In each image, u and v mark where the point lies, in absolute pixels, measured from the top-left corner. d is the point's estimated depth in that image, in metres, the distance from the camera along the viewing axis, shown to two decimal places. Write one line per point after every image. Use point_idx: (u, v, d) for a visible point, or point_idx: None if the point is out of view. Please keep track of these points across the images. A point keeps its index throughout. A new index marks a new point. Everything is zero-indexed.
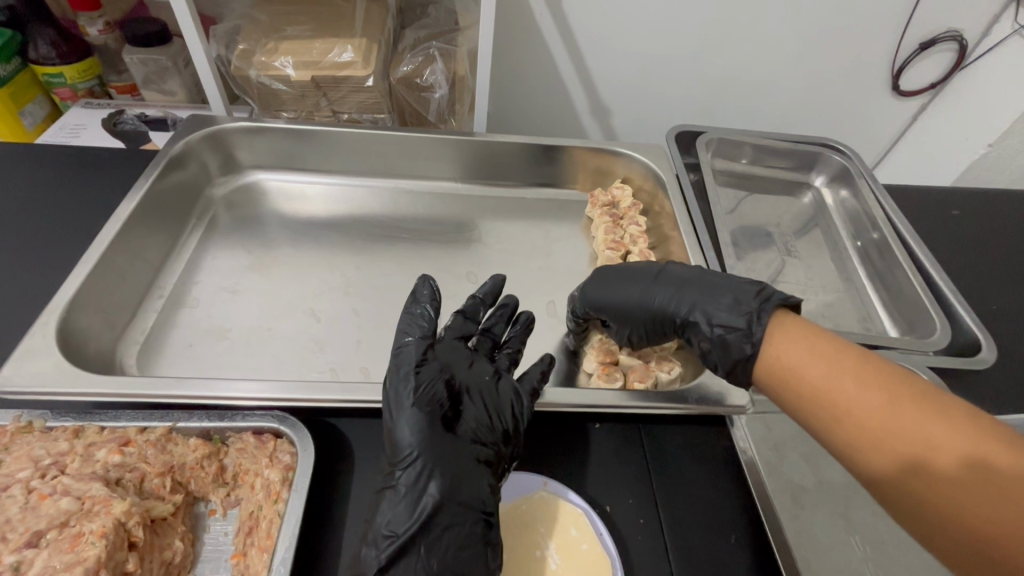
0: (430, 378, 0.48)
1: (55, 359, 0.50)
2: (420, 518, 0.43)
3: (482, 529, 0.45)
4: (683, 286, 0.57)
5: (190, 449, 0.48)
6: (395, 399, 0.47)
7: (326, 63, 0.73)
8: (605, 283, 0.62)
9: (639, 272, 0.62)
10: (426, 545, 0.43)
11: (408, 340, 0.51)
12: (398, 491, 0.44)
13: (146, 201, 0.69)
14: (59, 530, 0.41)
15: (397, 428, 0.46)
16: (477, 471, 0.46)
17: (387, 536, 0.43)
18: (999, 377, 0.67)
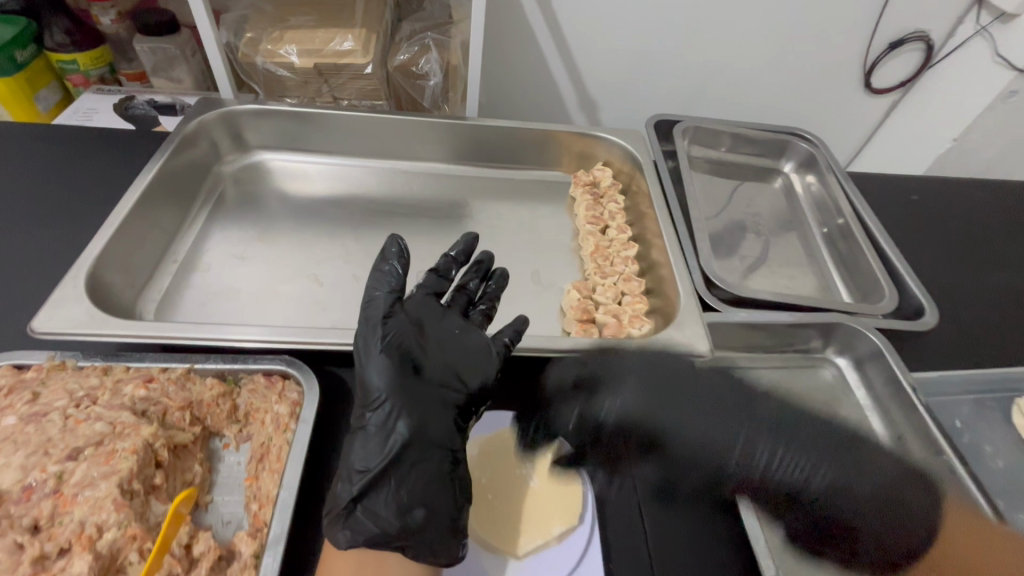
0: (398, 330, 0.52)
1: (84, 307, 0.54)
2: (388, 454, 0.46)
3: (449, 466, 0.48)
4: (749, 414, 0.56)
5: (207, 388, 0.54)
6: (364, 347, 0.51)
7: (328, 51, 0.79)
8: (680, 411, 0.55)
9: (703, 391, 0.57)
10: (396, 478, 0.46)
11: (376, 294, 0.54)
12: (369, 431, 0.48)
13: (163, 173, 0.74)
14: (95, 448, 0.46)
15: (367, 374, 0.50)
16: (441, 413, 0.50)
17: (359, 472, 0.46)
18: (941, 340, 0.74)
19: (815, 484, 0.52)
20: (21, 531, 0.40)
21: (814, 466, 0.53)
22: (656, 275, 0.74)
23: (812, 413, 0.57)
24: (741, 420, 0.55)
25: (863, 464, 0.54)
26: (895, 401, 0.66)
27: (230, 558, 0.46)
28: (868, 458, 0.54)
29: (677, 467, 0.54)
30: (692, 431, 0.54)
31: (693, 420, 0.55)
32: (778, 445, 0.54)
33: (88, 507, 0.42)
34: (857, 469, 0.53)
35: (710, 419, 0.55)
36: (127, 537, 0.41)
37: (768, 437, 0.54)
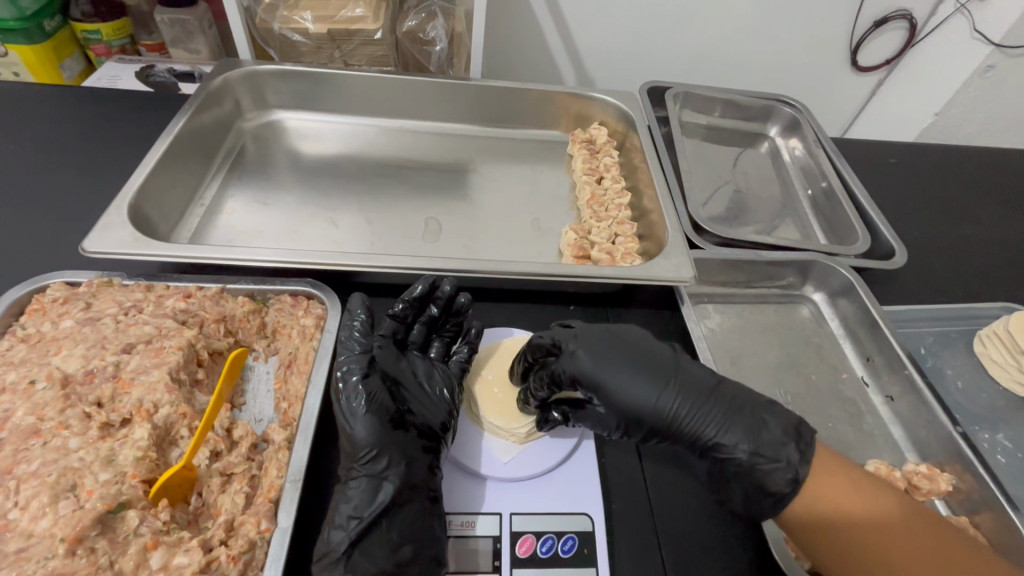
0: (375, 386, 0.52)
1: (128, 231, 0.61)
2: (381, 502, 0.46)
3: (431, 504, 0.48)
4: (682, 388, 0.52)
5: (239, 305, 0.59)
6: (347, 410, 0.50)
7: (340, 17, 0.84)
8: (611, 364, 0.53)
9: (648, 358, 0.54)
10: (388, 521, 0.47)
11: (344, 359, 0.53)
12: (360, 481, 0.48)
13: (191, 125, 0.80)
14: (145, 344, 0.52)
15: (352, 432, 0.49)
16: (424, 458, 0.50)
17: (349, 520, 0.46)
18: (908, 281, 0.80)
19: (723, 452, 0.51)
20: (88, 405, 0.47)
21: (714, 430, 0.51)
22: (647, 220, 0.80)
23: (736, 390, 0.53)
24: (695, 399, 0.52)
25: (761, 425, 0.51)
26: (865, 330, 0.72)
27: (266, 445, 0.51)
28: (764, 423, 0.50)
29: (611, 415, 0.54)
30: (641, 401, 0.52)
31: (629, 381, 0.53)
32: (707, 421, 0.51)
33: (144, 389, 0.48)
34: (776, 457, 0.49)
35: (662, 397, 0.52)
36: (179, 414, 0.48)
37: (702, 411, 0.51)
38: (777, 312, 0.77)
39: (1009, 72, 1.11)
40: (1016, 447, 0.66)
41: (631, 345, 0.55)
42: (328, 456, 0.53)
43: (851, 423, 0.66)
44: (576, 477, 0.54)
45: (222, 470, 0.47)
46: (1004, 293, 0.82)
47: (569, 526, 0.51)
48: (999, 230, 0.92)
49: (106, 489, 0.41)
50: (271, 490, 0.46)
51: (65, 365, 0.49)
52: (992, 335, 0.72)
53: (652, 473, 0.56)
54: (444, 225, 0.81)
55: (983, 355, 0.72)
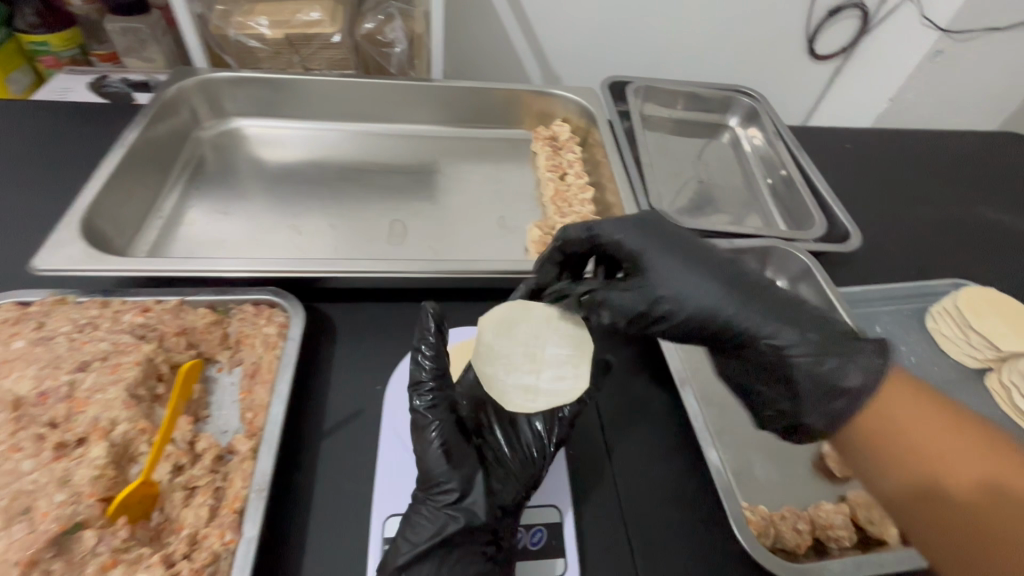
0: (446, 414, 0.50)
1: (80, 247, 0.59)
2: (442, 539, 0.46)
3: (491, 548, 0.47)
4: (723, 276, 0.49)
5: (200, 316, 0.58)
6: (421, 436, 0.49)
7: (297, 22, 0.84)
8: (660, 249, 0.50)
9: (707, 254, 0.51)
10: (442, 557, 0.46)
11: (421, 378, 0.52)
12: (426, 512, 0.47)
13: (145, 136, 0.78)
14: (101, 361, 0.51)
15: (427, 461, 0.48)
16: (502, 497, 0.49)
17: (408, 548, 0.46)
18: (862, 263, 0.82)
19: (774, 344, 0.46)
20: (42, 426, 0.46)
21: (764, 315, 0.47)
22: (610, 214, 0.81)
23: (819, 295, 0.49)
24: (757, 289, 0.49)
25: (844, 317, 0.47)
26: None
27: (231, 456, 0.50)
28: (828, 325, 0.46)
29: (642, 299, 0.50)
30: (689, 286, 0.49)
31: (676, 268, 0.49)
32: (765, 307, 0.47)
33: (100, 407, 0.47)
34: (847, 352, 0.44)
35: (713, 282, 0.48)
36: (138, 430, 0.47)
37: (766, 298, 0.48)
38: None
39: (956, 56, 1.14)
40: None
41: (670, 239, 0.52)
42: (296, 464, 0.53)
43: None
44: (544, 472, 0.55)
45: (185, 484, 0.47)
46: (954, 270, 0.85)
47: (537, 519, 0.51)
48: (949, 210, 0.95)
49: (61, 510, 0.41)
50: (236, 501, 0.46)
51: (17, 387, 0.48)
52: (943, 311, 0.75)
53: (620, 464, 0.57)
54: (410, 227, 0.81)
55: (935, 331, 0.75)
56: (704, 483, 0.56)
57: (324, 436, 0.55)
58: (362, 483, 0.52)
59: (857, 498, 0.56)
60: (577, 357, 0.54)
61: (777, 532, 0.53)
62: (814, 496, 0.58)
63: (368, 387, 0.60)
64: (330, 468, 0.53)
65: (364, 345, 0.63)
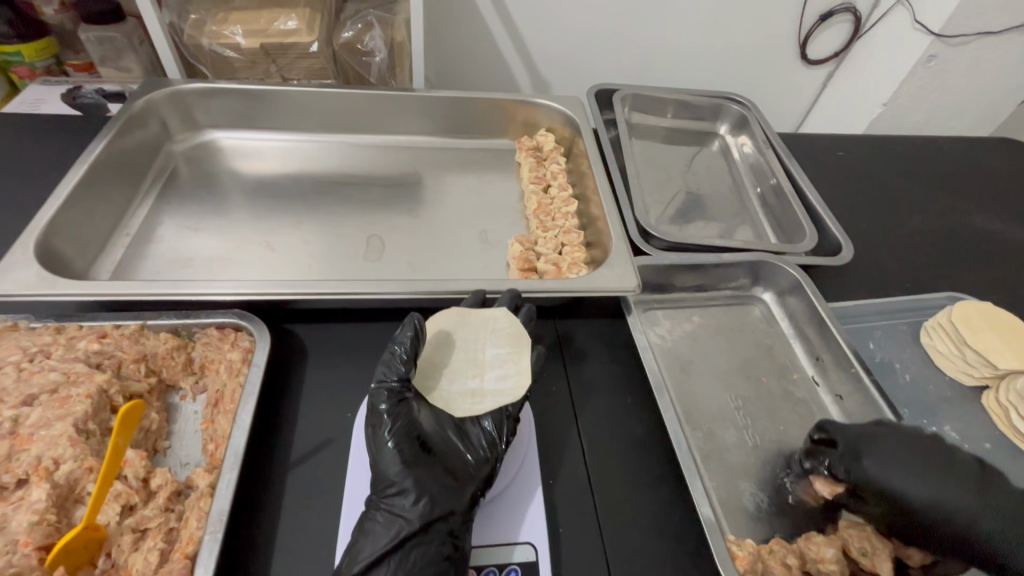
0: (399, 414, 0.50)
1: (34, 270, 0.57)
2: (397, 538, 0.44)
3: (450, 549, 0.45)
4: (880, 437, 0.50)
5: (161, 342, 0.55)
6: (373, 436, 0.49)
7: (272, 31, 0.81)
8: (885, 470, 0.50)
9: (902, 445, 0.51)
10: (399, 561, 0.44)
11: (380, 382, 0.53)
12: (380, 514, 0.46)
13: (112, 150, 0.76)
14: (50, 394, 0.48)
15: (379, 462, 0.48)
16: (451, 496, 0.47)
17: (365, 552, 0.44)
18: (853, 275, 0.80)
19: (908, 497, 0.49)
20: None
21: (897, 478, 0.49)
22: (594, 227, 0.78)
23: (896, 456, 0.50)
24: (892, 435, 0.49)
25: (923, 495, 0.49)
26: (814, 328, 0.71)
27: (190, 492, 0.48)
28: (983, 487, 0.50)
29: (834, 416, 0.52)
30: (900, 476, 0.50)
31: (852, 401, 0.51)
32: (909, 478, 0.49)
33: (44, 444, 0.44)
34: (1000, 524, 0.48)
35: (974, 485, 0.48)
36: (84, 469, 0.44)
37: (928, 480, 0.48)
38: (728, 313, 0.76)
39: (949, 61, 1.12)
40: (963, 438, 0.66)
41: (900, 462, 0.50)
42: (257, 501, 0.50)
43: (803, 424, 0.65)
44: (518, 505, 0.52)
45: (134, 526, 0.44)
46: (948, 282, 0.83)
47: (510, 558, 0.48)
48: (943, 219, 0.93)
49: None
50: (189, 545, 0.43)
51: None
52: (937, 326, 0.73)
53: (602, 495, 0.54)
54: (387, 242, 0.78)
55: (929, 347, 0.73)
56: (688, 514, 0.54)
57: (289, 469, 0.52)
58: (326, 519, 0.50)
59: (850, 529, 0.53)
60: (515, 357, 0.59)
61: (765, 566, 0.50)
62: (806, 524, 0.56)
63: (337, 414, 0.57)
64: (294, 503, 0.50)
65: (335, 368, 0.61)
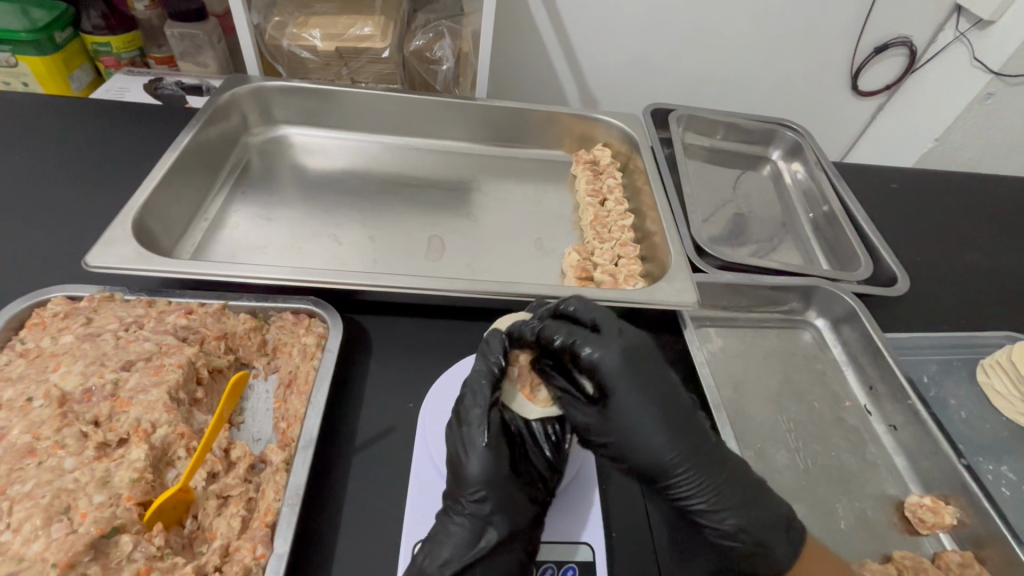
0: (495, 421, 0.50)
1: (132, 247, 0.61)
2: (486, 546, 0.46)
3: (527, 556, 0.47)
4: (690, 441, 0.50)
5: (240, 322, 0.58)
6: (467, 438, 0.49)
7: (348, 36, 0.85)
8: (690, 477, 0.49)
9: (676, 442, 0.50)
10: (485, 565, 0.46)
11: (472, 389, 0.51)
12: (466, 518, 0.47)
13: (198, 140, 0.81)
14: (145, 361, 0.52)
15: (467, 465, 0.48)
16: (534, 506, 0.49)
17: (445, 553, 0.45)
18: (907, 307, 0.80)
19: (716, 520, 0.49)
20: (85, 424, 0.46)
21: (711, 494, 0.49)
22: (650, 243, 0.80)
23: (742, 463, 0.51)
24: (638, 430, 0.50)
25: (760, 514, 0.49)
26: (868, 357, 0.72)
27: (263, 466, 0.50)
28: (725, 491, 0.49)
29: (611, 430, 0.50)
30: (713, 487, 0.49)
31: (635, 412, 0.50)
32: (726, 500, 0.49)
33: (142, 408, 0.48)
34: (738, 507, 0.49)
35: (728, 491, 0.49)
36: (177, 434, 0.47)
37: (710, 479, 0.49)
38: (780, 337, 0.77)
39: (1008, 100, 1.10)
40: (1020, 480, 0.65)
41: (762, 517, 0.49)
42: (326, 481, 0.52)
43: (854, 451, 0.65)
44: (576, 506, 0.53)
45: (218, 492, 0.47)
46: (1004, 321, 0.81)
47: (568, 556, 0.49)
48: (998, 258, 0.91)
49: (100, 512, 0.41)
50: (268, 514, 0.45)
51: (63, 382, 0.49)
52: (995, 364, 0.72)
53: (653, 504, 0.55)
54: (446, 244, 0.81)
55: (986, 386, 0.73)
56: None
57: (356, 451, 0.55)
58: (393, 504, 0.51)
59: (905, 560, 0.54)
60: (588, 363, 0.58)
61: None
62: (857, 552, 0.56)
63: (400, 404, 0.59)
64: (358, 486, 0.52)
65: (400, 359, 0.63)
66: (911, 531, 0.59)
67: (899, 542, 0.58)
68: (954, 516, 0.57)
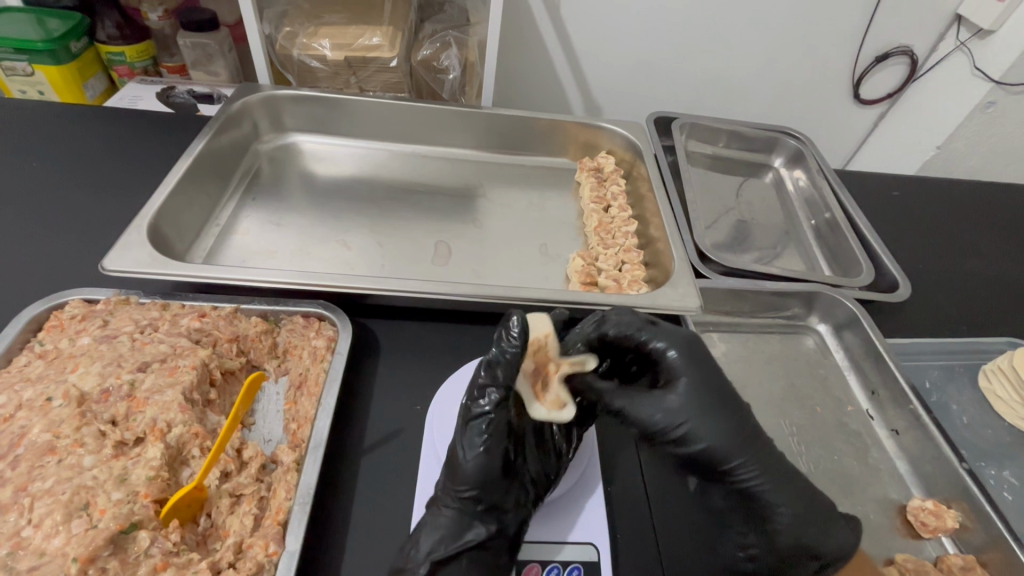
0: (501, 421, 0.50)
1: (147, 251, 0.62)
2: (466, 543, 0.46)
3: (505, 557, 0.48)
4: (750, 433, 0.51)
5: (252, 325, 0.60)
6: (468, 436, 0.49)
7: (357, 45, 0.86)
8: (755, 468, 0.50)
9: (742, 433, 0.50)
10: (463, 561, 0.46)
11: (484, 385, 0.51)
12: (454, 512, 0.48)
13: (210, 147, 0.82)
14: (160, 363, 0.53)
15: (464, 464, 0.48)
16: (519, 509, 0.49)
17: (433, 544, 0.46)
18: (909, 313, 0.80)
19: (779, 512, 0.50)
20: (103, 423, 0.48)
21: (776, 485, 0.50)
22: (653, 248, 0.81)
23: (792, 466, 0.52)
24: (707, 414, 0.50)
25: (819, 511, 0.50)
26: (870, 362, 0.72)
27: (274, 466, 0.51)
28: (791, 484, 0.50)
29: (679, 414, 0.50)
30: (776, 482, 0.50)
31: (705, 399, 0.50)
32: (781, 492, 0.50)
33: (158, 408, 0.49)
34: (799, 503, 0.50)
35: (795, 491, 0.50)
36: (192, 434, 0.49)
37: (773, 476, 0.50)
38: (782, 342, 0.78)
39: (1009, 108, 1.11)
40: (1022, 484, 0.66)
41: (822, 514, 0.50)
42: (335, 480, 0.53)
43: (856, 455, 0.66)
44: (582, 507, 0.53)
45: (232, 491, 0.48)
46: (1005, 327, 0.82)
47: (575, 556, 0.50)
48: (999, 264, 0.92)
49: (118, 508, 0.42)
50: (280, 513, 0.46)
51: (81, 383, 0.50)
52: (997, 370, 0.73)
53: (659, 507, 0.56)
54: (453, 250, 0.82)
55: (988, 391, 0.73)
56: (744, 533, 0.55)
57: (365, 452, 0.56)
58: (400, 504, 0.52)
59: (907, 563, 0.55)
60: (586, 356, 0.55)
61: None
62: None
63: (408, 407, 0.60)
64: (367, 486, 0.53)
65: (406, 363, 0.64)
66: (913, 534, 0.60)
67: (901, 546, 0.59)
68: (956, 519, 0.58)
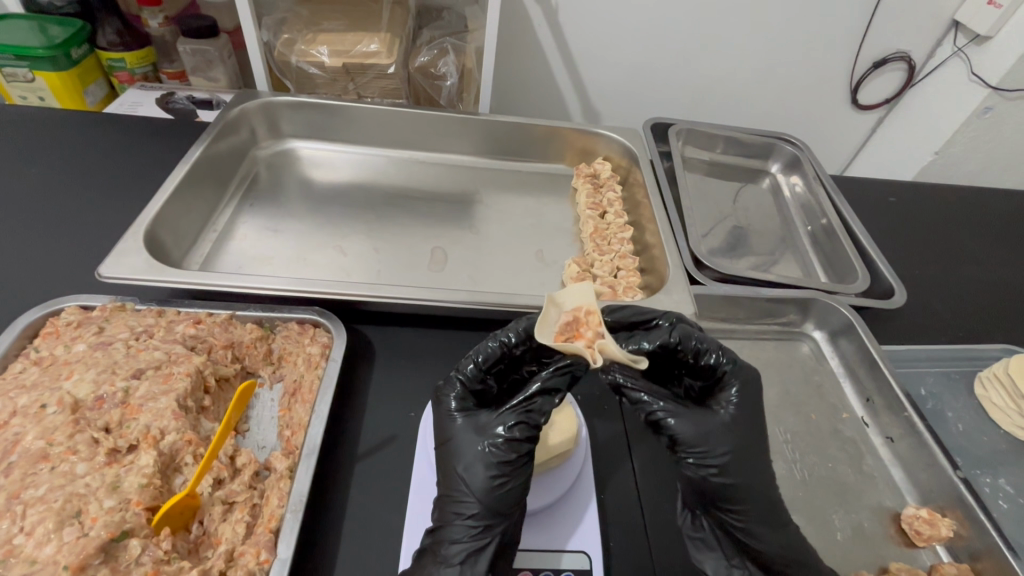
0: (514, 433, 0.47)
1: (143, 258, 0.63)
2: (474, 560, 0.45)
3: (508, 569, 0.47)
4: (767, 480, 0.50)
5: (247, 331, 0.60)
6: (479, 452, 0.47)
7: (355, 52, 0.87)
8: (760, 513, 0.48)
9: (761, 476, 0.49)
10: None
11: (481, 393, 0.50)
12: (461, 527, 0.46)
13: (207, 154, 0.83)
14: (155, 370, 0.53)
15: (473, 480, 0.46)
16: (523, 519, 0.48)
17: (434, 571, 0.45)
18: (904, 319, 0.80)
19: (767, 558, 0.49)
20: (97, 430, 0.48)
21: (775, 534, 0.48)
22: (649, 255, 0.81)
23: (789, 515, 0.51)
24: (737, 448, 0.49)
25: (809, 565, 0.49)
26: (865, 369, 0.72)
27: (268, 473, 0.51)
28: (787, 537, 0.49)
29: (707, 439, 0.48)
30: (775, 531, 0.49)
31: (738, 433, 0.49)
32: (775, 544, 0.48)
33: (152, 415, 0.49)
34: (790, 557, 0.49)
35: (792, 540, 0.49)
36: (184, 441, 0.49)
37: (775, 523, 0.49)
38: (777, 348, 0.78)
39: (1006, 114, 1.12)
40: (1018, 493, 0.66)
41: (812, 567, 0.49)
42: (327, 487, 0.53)
43: (851, 462, 0.66)
44: (575, 514, 0.53)
45: (224, 498, 0.48)
46: (1001, 334, 0.82)
47: (568, 564, 0.50)
48: (995, 271, 0.92)
49: (110, 516, 0.42)
50: (271, 520, 0.46)
51: (76, 390, 0.50)
52: (993, 377, 0.73)
53: (651, 515, 0.56)
54: (449, 256, 0.82)
55: (984, 398, 0.73)
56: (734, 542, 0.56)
57: (358, 459, 0.56)
58: (393, 511, 0.52)
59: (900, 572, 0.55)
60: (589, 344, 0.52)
61: None
62: (853, 564, 0.57)
63: (401, 413, 0.60)
64: (359, 494, 0.53)
65: (400, 369, 0.64)
66: (908, 543, 0.59)
67: (895, 554, 0.59)
68: (951, 527, 0.58)
